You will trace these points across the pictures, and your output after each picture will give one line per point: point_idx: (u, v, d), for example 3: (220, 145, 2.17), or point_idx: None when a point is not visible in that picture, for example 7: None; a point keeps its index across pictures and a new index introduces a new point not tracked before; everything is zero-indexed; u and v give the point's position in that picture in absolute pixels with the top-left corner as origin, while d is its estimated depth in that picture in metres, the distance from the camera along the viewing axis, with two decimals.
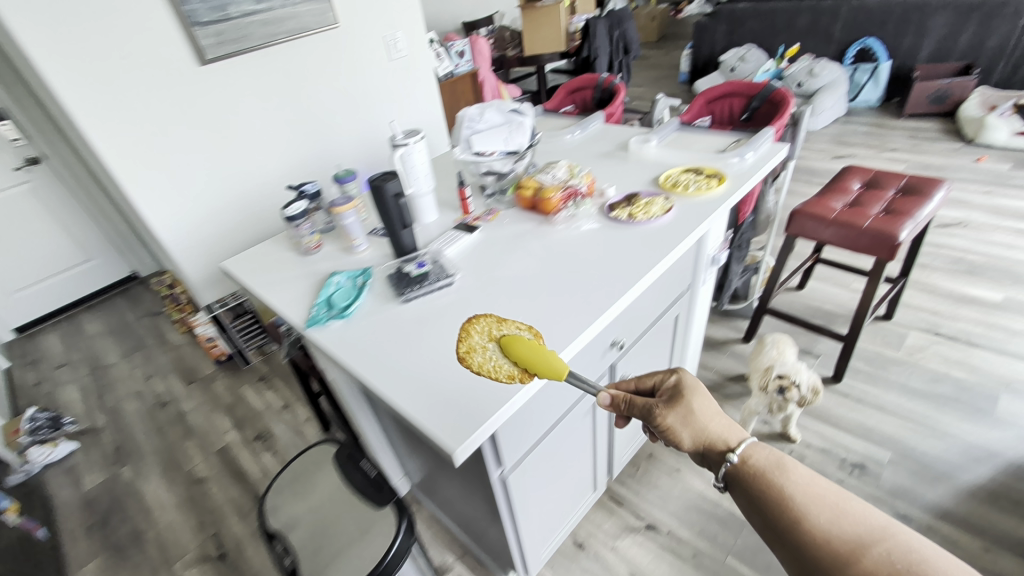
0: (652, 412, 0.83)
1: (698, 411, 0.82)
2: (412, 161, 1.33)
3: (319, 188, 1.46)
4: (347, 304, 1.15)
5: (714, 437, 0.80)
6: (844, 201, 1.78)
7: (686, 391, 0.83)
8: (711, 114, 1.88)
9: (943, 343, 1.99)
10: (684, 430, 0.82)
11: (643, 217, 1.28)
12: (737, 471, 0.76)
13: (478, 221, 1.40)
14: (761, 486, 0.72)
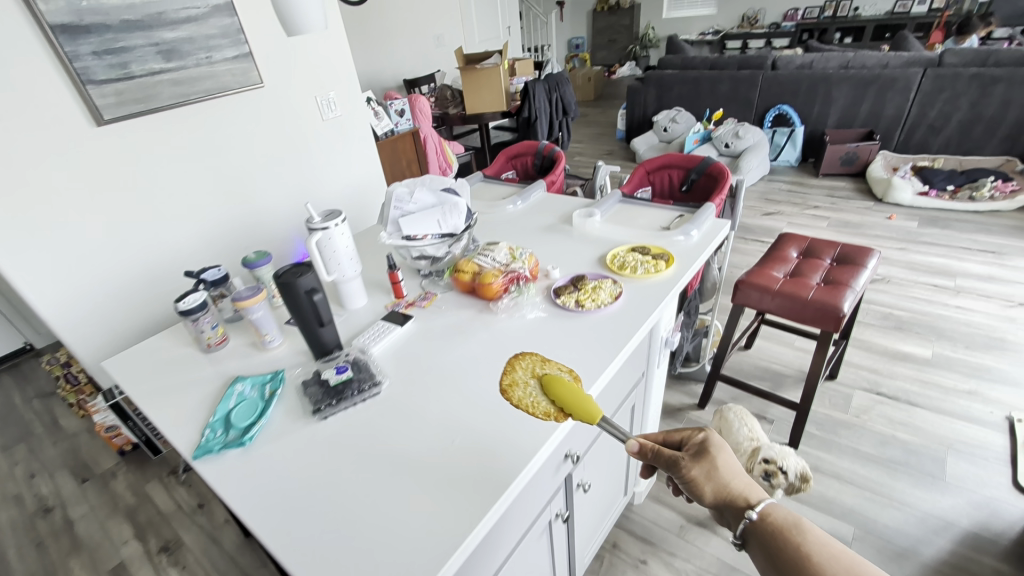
0: (676, 463, 0.76)
1: (723, 467, 0.76)
2: (333, 246, 1.19)
3: (225, 271, 1.26)
4: (248, 423, 0.95)
5: (737, 494, 0.74)
6: (785, 270, 1.80)
7: (711, 446, 0.77)
8: (651, 184, 1.88)
9: (886, 403, 2.01)
10: (707, 486, 0.75)
11: (591, 305, 1.19)
12: (757, 529, 0.70)
13: (411, 308, 1.26)
14: (781, 542, 0.68)
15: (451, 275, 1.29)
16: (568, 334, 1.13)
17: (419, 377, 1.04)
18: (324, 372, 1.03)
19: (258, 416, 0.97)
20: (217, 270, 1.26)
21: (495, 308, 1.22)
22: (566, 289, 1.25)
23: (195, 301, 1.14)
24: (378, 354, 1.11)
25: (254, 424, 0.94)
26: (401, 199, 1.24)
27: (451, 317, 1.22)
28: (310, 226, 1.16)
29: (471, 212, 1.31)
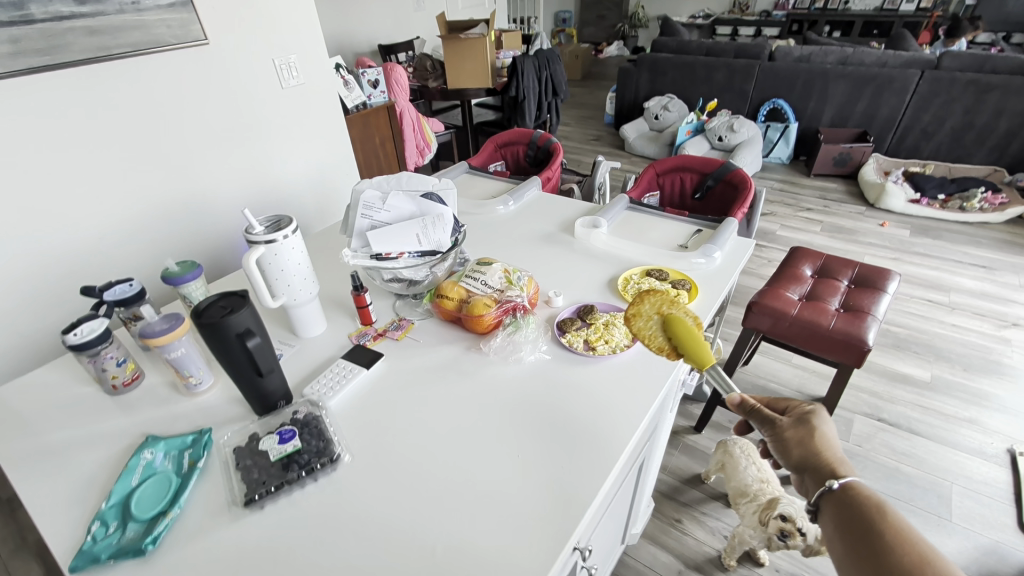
0: (777, 423, 0.82)
1: (817, 438, 0.79)
2: (283, 263, 0.93)
3: (142, 288, 0.97)
4: (155, 513, 0.70)
5: (826, 462, 0.75)
6: (800, 291, 1.63)
7: (816, 418, 0.80)
8: (660, 188, 1.67)
9: (889, 430, 1.88)
10: (796, 448, 0.78)
11: (604, 348, 0.98)
12: (844, 497, 0.71)
13: (381, 339, 1.02)
14: (866, 512, 0.68)
15: (432, 300, 1.05)
16: (576, 388, 0.91)
17: (389, 446, 0.81)
18: (263, 438, 0.78)
19: (166, 505, 0.71)
20: (129, 284, 0.97)
21: (486, 348, 0.99)
22: (572, 324, 1.04)
23: (93, 332, 0.86)
24: (336, 410, 0.87)
25: (160, 520, 0.69)
26: (371, 204, 0.98)
27: (429, 357, 0.98)
28: (250, 237, 0.90)
29: (458, 221, 1.07)
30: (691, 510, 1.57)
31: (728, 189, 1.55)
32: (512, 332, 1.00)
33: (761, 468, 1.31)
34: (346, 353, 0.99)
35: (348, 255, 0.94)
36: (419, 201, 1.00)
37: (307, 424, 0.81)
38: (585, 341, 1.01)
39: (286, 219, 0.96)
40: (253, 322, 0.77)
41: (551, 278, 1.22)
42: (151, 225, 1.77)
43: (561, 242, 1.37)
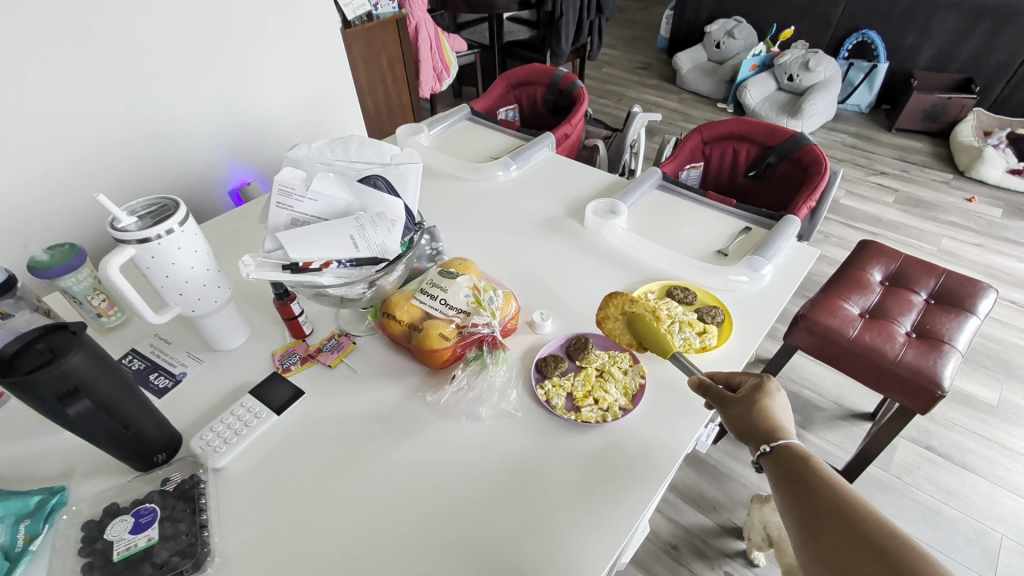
0: (727, 398, 0.70)
1: (767, 405, 0.67)
2: (162, 268, 0.69)
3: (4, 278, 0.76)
4: None
5: (770, 426, 0.65)
6: (863, 303, 1.30)
7: (766, 388, 0.69)
8: (705, 159, 1.34)
9: (940, 462, 1.56)
10: (740, 416, 0.67)
11: (594, 412, 0.73)
12: (779, 459, 0.63)
13: (312, 362, 0.81)
14: (802, 471, 0.61)
15: (377, 316, 0.81)
16: (547, 468, 0.68)
17: (287, 540, 0.61)
18: (114, 520, 0.59)
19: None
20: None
21: (441, 393, 0.76)
22: (556, 368, 0.78)
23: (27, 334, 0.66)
24: (229, 468, 0.67)
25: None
26: (289, 190, 0.73)
27: (365, 396, 0.76)
28: (115, 233, 0.65)
29: (412, 216, 0.81)
30: (691, 536, 1.34)
31: (795, 170, 1.22)
32: (475, 371, 0.76)
33: None
34: (259, 382, 0.77)
35: (253, 266, 0.69)
36: (355, 188, 0.75)
37: (179, 500, 0.61)
38: (570, 394, 0.76)
39: (176, 203, 0.70)
40: (89, 369, 0.56)
41: (540, 283, 0.95)
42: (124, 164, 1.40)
43: (565, 230, 1.09)
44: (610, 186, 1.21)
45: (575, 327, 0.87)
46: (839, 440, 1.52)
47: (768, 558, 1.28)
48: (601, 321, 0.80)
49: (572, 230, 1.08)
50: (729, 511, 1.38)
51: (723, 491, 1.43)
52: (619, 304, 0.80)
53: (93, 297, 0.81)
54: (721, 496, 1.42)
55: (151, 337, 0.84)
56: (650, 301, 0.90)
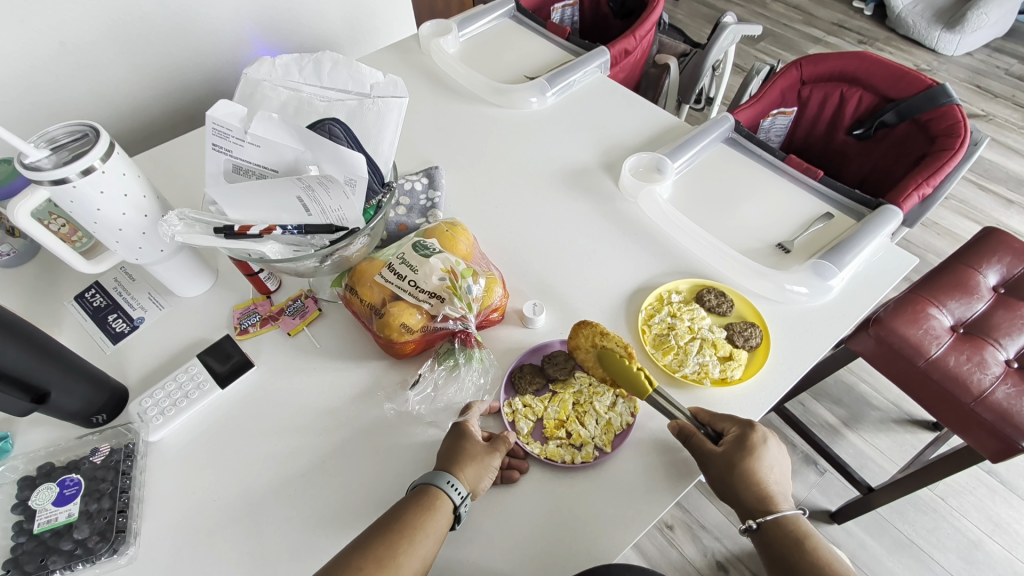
0: (706, 456, 0.57)
1: (760, 468, 0.56)
2: (92, 212, 0.60)
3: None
4: None
5: (762, 497, 0.57)
6: (961, 312, 1.01)
7: (758, 449, 0.57)
8: (800, 104, 1.04)
9: (1003, 491, 1.22)
10: (723, 479, 0.56)
11: (563, 448, 0.61)
12: (771, 540, 0.56)
13: (268, 325, 0.73)
14: (795, 553, 0.55)
15: (342, 286, 0.70)
16: (498, 504, 0.58)
17: (204, 533, 0.57)
18: (39, 486, 0.57)
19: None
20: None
21: (406, 398, 0.65)
22: (531, 381, 0.66)
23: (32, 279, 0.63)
24: (164, 442, 0.63)
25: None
26: (226, 131, 0.59)
27: (319, 378, 0.68)
28: (24, 170, 0.55)
29: (380, 173, 0.67)
30: (687, 516, 1.12)
31: (919, 138, 0.92)
32: (447, 371, 0.65)
33: None
34: (213, 343, 0.71)
35: (180, 227, 0.60)
36: (305, 136, 0.60)
37: (106, 473, 0.59)
38: (540, 420, 0.64)
39: (98, 135, 0.60)
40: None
41: (544, 260, 0.79)
42: (125, 28, 0.99)
43: (593, 189, 0.88)
44: (663, 134, 0.96)
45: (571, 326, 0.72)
46: (884, 446, 1.28)
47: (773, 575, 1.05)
48: (573, 348, 0.66)
49: (601, 190, 0.88)
50: None
51: None
52: (589, 336, 0.63)
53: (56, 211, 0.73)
54: None
55: (116, 270, 0.79)
56: (671, 306, 0.74)
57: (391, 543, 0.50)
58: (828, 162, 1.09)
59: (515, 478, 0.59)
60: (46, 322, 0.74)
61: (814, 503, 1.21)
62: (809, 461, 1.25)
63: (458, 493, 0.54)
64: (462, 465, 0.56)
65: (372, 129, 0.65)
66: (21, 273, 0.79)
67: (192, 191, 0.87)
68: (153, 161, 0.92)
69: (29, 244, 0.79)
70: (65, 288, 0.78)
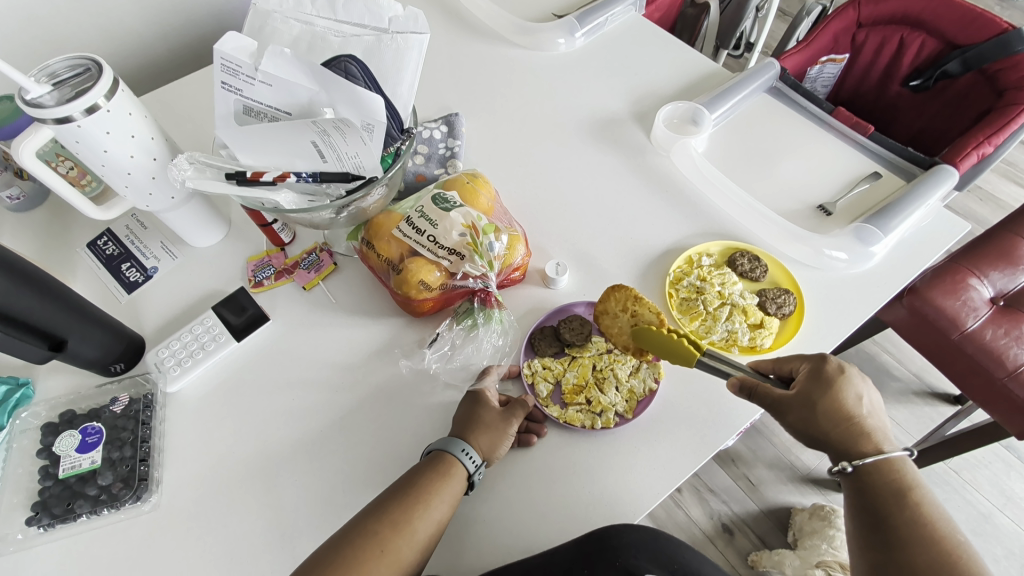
0: (781, 406, 0.53)
1: (849, 399, 0.52)
2: (98, 153, 0.57)
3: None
4: None
5: (855, 433, 0.52)
6: (1002, 284, 0.92)
7: (842, 383, 0.52)
8: (854, 50, 0.95)
9: (1019, 466, 1.20)
10: (807, 423, 0.52)
11: (582, 413, 0.59)
12: (867, 485, 0.52)
13: (280, 278, 0.71)
14: (894, 505, 0.50)
15: (359, 239, 0.67)
16: (517, 470, 0.57)
17: (222, 487, 0.57)
18: (62, 432, 0.57)
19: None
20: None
21: (422, 355, 0.64)
22: (550, 343, 0.64)
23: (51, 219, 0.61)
24: (183, 393, 0.63)
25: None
26: (235, 67, 0.54)
27: (335, 335, 0.67)
28: (26, 107, 0.52)
29: (399, 118, 0.62)
30: (696, 480, 1.13)
31: (985, 91, 0.85)
32: (465, 330, 0.63)
33: None
34: (227, 295, 0.70)
35: (191, 171, 0.57)
36: (319, 74, 0.55)
37: (126, 422, 0.59)
38: (559, 384, 0.62)
39: (101, 70, 0.55)
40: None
41: (569, 218, 0.75)
42: None
43: (623, 140, 0.82)
44: (701, 82, 0.89)
45: (595, 288, 0.69)
46: (902, 417, 1.26)
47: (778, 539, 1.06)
48: (599, 314, 0.63)
49: (630, 142, 0.82)
50: (748, 466, 1.13)
51: (751, 447, 1.15)
52: (621, 300, 0.61)
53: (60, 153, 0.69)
54: (743, 448, 1.16)
55: (127, 217, 0.77)
56: (701, 269, 0.70)
57: (406, 508, 0.50)
58: (877, 116, 1.02)
59: (532, 442, 0.58)
60: (59, 269, 0.73)
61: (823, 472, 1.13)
62: None
63: (472, 461, 0.53)
64: (477, 432, 0.55)
65: (391, 69, 0.60)
66: (32, 218, 0.77)
67: (202, 135, 0.83)
68: (161, 102, 0.87)
69: (38, 187, 0.77)
70: (76, 235, 0.76)
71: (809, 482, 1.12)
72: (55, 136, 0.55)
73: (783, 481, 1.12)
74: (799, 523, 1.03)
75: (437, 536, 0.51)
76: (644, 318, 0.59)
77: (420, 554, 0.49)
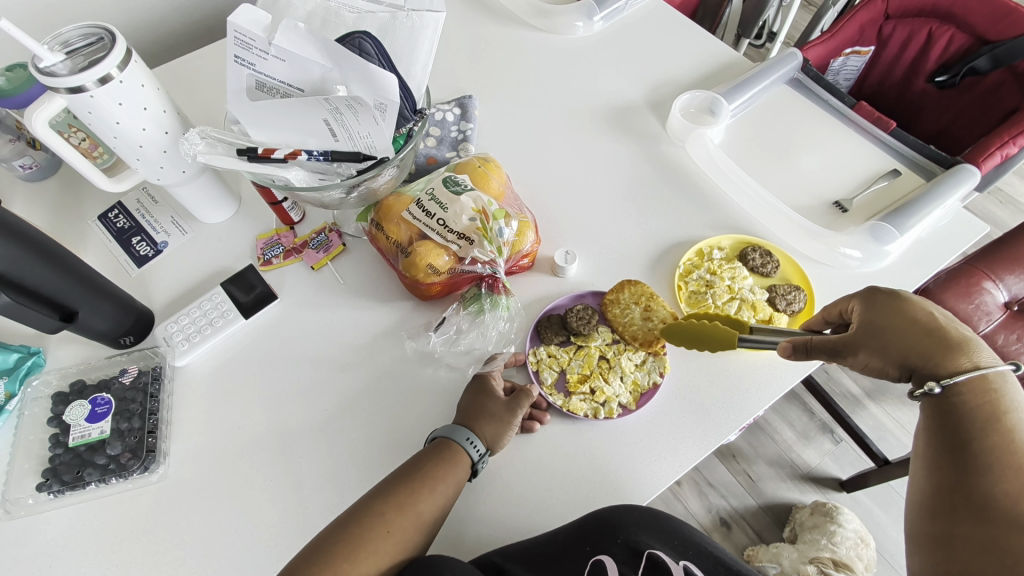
0: (846, 346, 0.49)
1: (920, 316, 0.48)
2: (111, 124, 0.56)
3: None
4: None
5: (941, 349, 0.46)
6: (1019, 289, 0.89)
7: (905, 302, 0.49)
8: (879, 42, 0.93)
9: None
10: (884, 354, 0.47)
11: (585, 403, 0.59)
12: (951, 408, 0.45)
13: (288, 257, 0.71)
14: (977, 427, 0.43)
15: (368, 220, 0.67)
16: (519, 455, 0.57)
17: (227, 461, 0.58)
18: (72, 402, 0.58)
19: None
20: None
21: (427, 338, 0.64)
22: (556, 332, 0.63)
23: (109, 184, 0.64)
24: (191, 367, 0.64)
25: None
26: (249, 41, 0.53)
27: (341, 316, 0.67)
28: (39, 75, 0.51)
29: (412, 98, 0.61)
30: (696, 473, 1.13)
31: (1014, 89, 0.82)
32: (472, 315, 0.63)
33: (864, 557, 0.92)
34: (237, 273, 0.70)
35: (202, 146, 0.57)
36: (333, 50, 0.54)
37: (135, 394, 0.60)
38: (563, 372, 0.62)
39: (114, 40, 0.55)
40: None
41: (580, 207, 0.74)
42: None
43: (638, 129, 0.81)
44: (721, 71, 0.87)
45: (604, 276, 0.69)
46: None
47: (775, 534, 1.07)
48: (608, 303, 0.65)
49: (644, 131, 0.81)
50: (748, 462, 1.13)
51: (753, 444, 1.15)
52: (636, 294, 0.64)
53: (73, 125, 0.69)
54: (744, 443, 1.15)
55: (138, 191, 0.77)
56: (711, 262, 0.69)
57: (409, 490, 0.50)
58: (899, 113, 1.00)
59: (534, 428, 0.58)
60: (70, 241, 0.73)
61: (823, 471, 1.13)
62: (825, 429, 1.17)
63: (476, 450, 0.54)
64: (482, 422, 0.55)
65: (405, 47, 0.59)
66: (44, 188, 0.77)
67: (214, 111, 0.83)
68: (173, 76, 0.87)
69: (51, 158, 0.77)
70: (87, 207, 0.76)
71: (809, 480, 1.12)
72: (68, 105, 0.55)
73: (784, 478, 1.12)
74: (799, 519, 1.03)
75: (441, 520, 0.51)
76: (657, 314, 0.63)
77: (422, 536, 0.50)
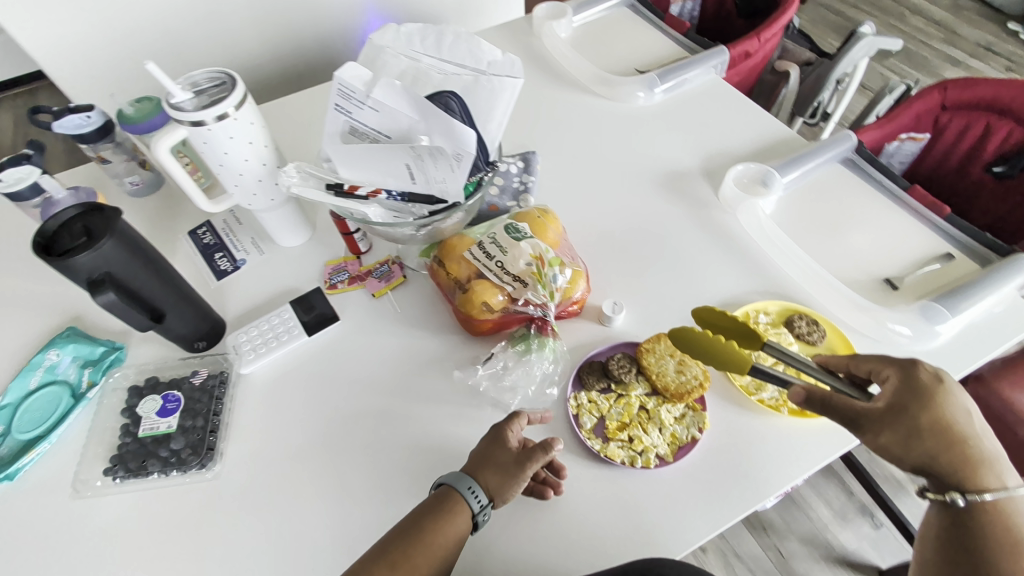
0: (868, 420, 0.50)
1: (957, 418, 0.49)
2: (220, 158, 0.65)
3: (104, 118, 0.78)
4: (31, 432, 0.64)
5: (964, 458, 0.48)
6: None
7: (946, 402, 0.49)
8: (935, 132, 0.95)
9: None
10: (906, 444, 0.49)
11: (623, 450, 0.60)
12: (969, 522, 0.46)
13: (351, 284, 0.76)
14: (993, 549, 0.45)
15: (430, 256, 0.71)
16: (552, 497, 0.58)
17: (275, 469, 0.61)
18: (146, 396, 0.64)
19: (43, 431, 0.64)
20: (87, 115, 0.76)
21: (474, 371, 0.66)
22: (598, 379, 0.65)
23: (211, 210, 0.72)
24: (253, 375, 0.68)
25: (24, 453, 0.62)
26: (350, 93, 0.61)
27: (395, 342, 0.71)
28: (169, 109, 0.60)
29: (486, 151, 0.67)
30: (723, 542, 1.08)
31: None
32: (519, 353, 0.65)
33: None
34: (304, 293, 0.76)
35: (296, 179, 0.64)
36: (422, 105, 0.61)
37: (202, 395, 0.65)
38: (602, 419, 0.63)
39: (235, 84, 0.63)
40: (113, 254, 0.56)
41: (630, 261, 0.77)
42: None
43: (689, 194, 0.85)
44: (773, 146, 0.91)
45: (647, 329, 0.71)
46: None
47: None
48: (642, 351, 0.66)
49: (695, 195, 0.85)
50: (780, 537, 1.07)
51: (786, 519, 1.09)
52: (669, 348, 0.66)
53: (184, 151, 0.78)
54: (777, 518, 1.10)
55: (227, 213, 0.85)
56: (756, 326, 0.70)
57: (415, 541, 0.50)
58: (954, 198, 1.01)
59: (548, 496, 0.57)
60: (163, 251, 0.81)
61: (861, 557, 1.06)
62: (865, 512, 1.10)
63: (478, 501, 0.53)
64: (487, 470, 0.55)
65: (485, 106, 0.66)
66: (147, 202, 0.87)
67: (302, 149, 0.92)
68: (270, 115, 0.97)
69: (155, 176, 0.87)
70: (181, 222, 0.85)
71: (845, 564, 1.05)
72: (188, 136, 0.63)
73: (818, 559, 1.06)
74: None
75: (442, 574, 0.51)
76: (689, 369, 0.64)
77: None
